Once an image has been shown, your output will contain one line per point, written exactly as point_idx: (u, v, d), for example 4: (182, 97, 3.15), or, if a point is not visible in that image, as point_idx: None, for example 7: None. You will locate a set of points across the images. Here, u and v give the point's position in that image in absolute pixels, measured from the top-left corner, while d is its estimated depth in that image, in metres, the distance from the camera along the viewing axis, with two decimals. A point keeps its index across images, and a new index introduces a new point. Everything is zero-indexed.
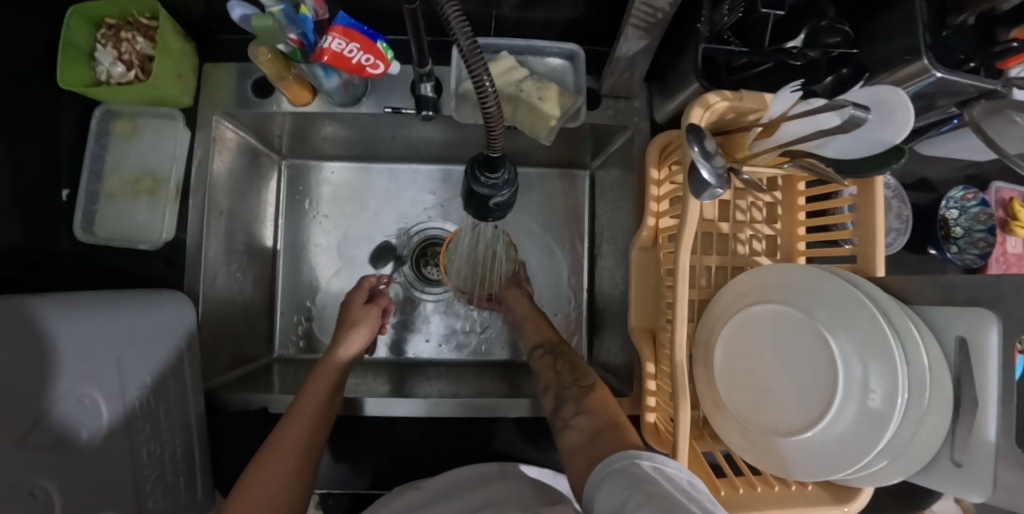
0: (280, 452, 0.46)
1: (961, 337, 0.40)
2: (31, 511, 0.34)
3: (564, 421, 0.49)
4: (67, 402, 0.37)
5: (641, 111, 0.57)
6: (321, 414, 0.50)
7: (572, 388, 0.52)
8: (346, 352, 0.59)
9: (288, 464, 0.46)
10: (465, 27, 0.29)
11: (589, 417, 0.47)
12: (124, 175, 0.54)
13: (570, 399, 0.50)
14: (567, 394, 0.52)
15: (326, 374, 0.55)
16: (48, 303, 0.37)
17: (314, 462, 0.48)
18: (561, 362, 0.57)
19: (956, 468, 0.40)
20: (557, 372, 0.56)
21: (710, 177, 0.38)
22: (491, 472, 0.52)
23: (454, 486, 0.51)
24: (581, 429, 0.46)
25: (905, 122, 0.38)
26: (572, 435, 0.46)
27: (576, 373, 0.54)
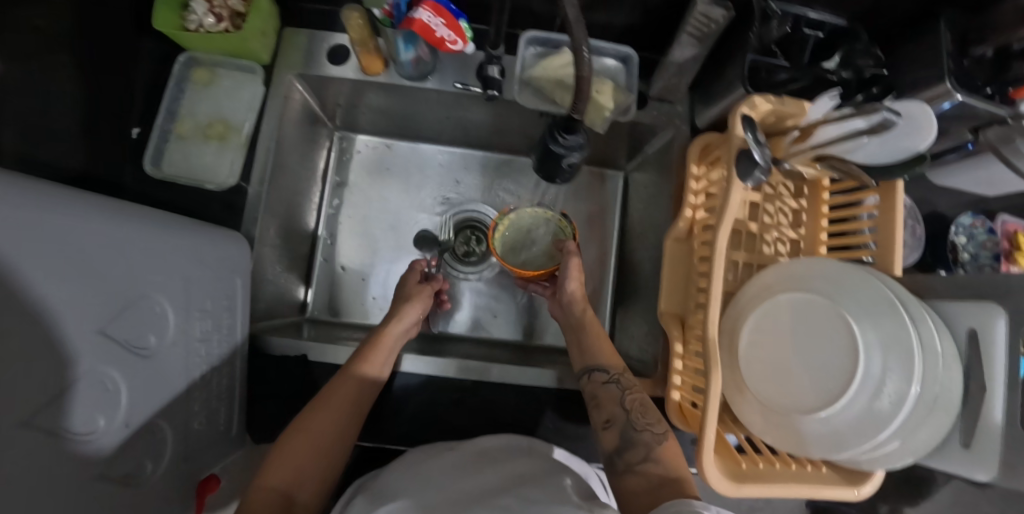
0: (326, 409, 0.48)
1: (972, 329, 0.45)
2: (104, 400, 0.36)
3: (626, 462, 0.49)
4: (139, 307, 0.39)
5: (683, 116, 0.61)
6: (361, 381, 0.51)
7: (644, 431, 0.50)
8: (395, 329, 0.58)
9: (332, 421, 0.48)
10: (579, 18, 0.34)
11: (657, 465, 0.47)
12: (197, 119, 0.56)
13: (641, 442, 0.49)
14: (638, 437, 0.50)
15: (380, 351, 0.54)
16: (138, 215, 0.40)
17: (353, 427, 0.49)
18: (632, 396, 0.54)
19: (965, 450, 0.44)
20: (625, 408, 0.52)
21: (761, 158, 0.45)
22: (505, 449, 0.54)
23: (479, 458, 0.52)
24: (647, 475, 0.47)
25: (926, 136, 0.44)
26: (636, 480, 0.47)
27: (650, 417, 0.51)
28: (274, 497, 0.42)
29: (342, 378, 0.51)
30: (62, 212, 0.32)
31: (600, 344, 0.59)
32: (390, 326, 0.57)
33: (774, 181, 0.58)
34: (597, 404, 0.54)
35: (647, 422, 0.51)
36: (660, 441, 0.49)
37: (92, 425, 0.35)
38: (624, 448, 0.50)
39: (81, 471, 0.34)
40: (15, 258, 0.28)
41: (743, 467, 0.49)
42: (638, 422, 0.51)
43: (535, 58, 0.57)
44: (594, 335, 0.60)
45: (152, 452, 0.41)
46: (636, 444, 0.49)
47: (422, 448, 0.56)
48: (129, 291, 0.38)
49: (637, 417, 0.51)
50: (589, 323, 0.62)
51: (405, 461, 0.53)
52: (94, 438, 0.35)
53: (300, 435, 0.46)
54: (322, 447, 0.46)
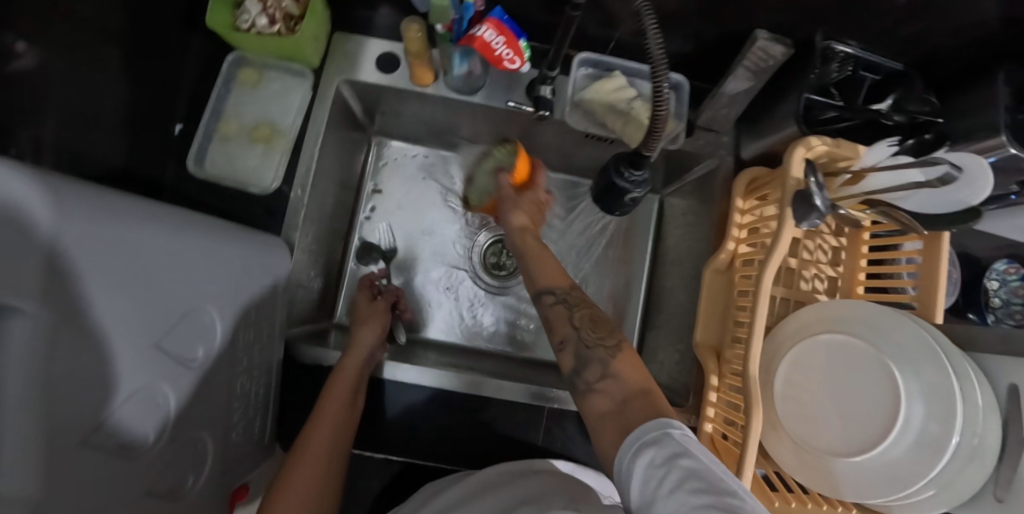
0: (307, 463, 0.48)
1: (1013, 384, 0.45)
2: (154, 415, 0.35)
3: (587, 382, 0.44)
4: (191, 319, 0.38)
5: (728, 147, 0.61)
6: (337, 422, 0.50)
7: (597, 346, 0.46)
8: (355, 355, 0.56)
9: (317, 471, 0.48)
10: (662, 55, 0.34)
11: (615, 382, 0.43)
12: (243, 120, 0.56)
13: (595, 360, 0.45)
14: (591, 353, 0.46)
15: (351, 367, 0.54)
16: (193, 225, 0.39)
17: (337, 466, 0.50)
18: (580, 314, 0.49)
19: (998, 503, 0.45)
20: (574, 325, 0.48)
21: (821, 203, 0.45)
22: (505, 474, 0.55)
23: (484, 488, 0.53)
24: (609, 394, 0.42)
25: (982, 188, 0.43)
26: (600, 400, 0.42)
27: (603, 333, 0.47)
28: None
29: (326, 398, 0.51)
30: (131, 226, 0.31)
31: (543, 265, 0.55)
32: (350, 353, 0.56)
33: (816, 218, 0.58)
34: (551, 328, 0.50)
35: (598, 339, 0.47)
36: (614, 355, 0.45)
37: (143, 439, 0.34)
38: (583, 368, 0.46)
39: (130, 486, 0.33)
40: (80, 276, 0.27)
41: (776, 504, 0.49)
42: (589, 338, 0.47)
43: (587, 80, 0.56)
44: (542, 261, 0.55)
45: (194, 465, 0.41)
46: (592, 362, 0.45)
47: (433, 488, 0.57)
48: (185, 302, 0.38)
49: (587, 334, 0.47)
50: (538, 253, 0.57)
51: (424, 502, 0.55)
52: (142, 453, 0.34)
53: (293, 487, 0.46)
54: (315, 476, 0.47)
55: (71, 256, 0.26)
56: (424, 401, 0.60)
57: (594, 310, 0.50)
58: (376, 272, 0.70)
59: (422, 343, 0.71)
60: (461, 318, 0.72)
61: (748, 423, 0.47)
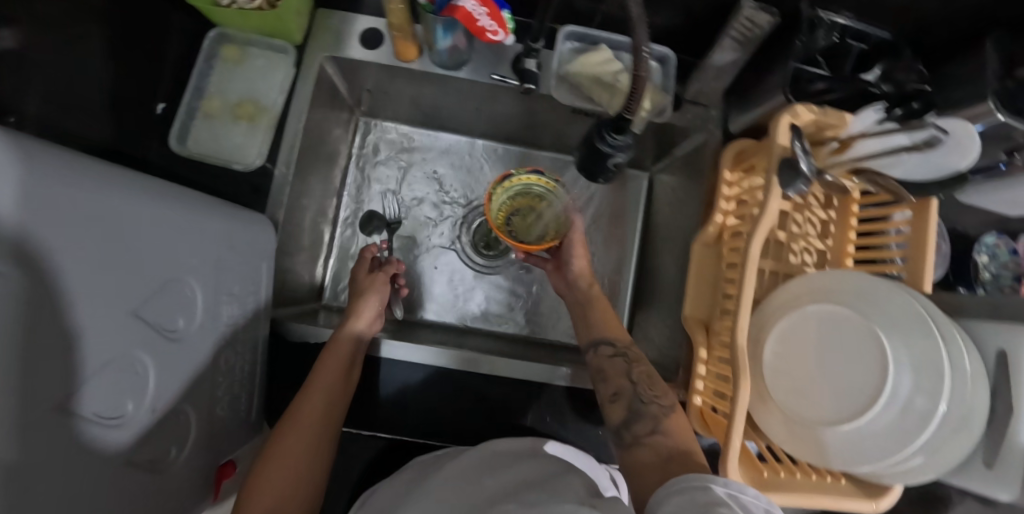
0: (302, 427, 0.47)
1: (1002, 350, 0.45)
2: (133, 384, 0.35)
3: (634, 434, 0.49)
4: (171, 290, 0.38)
5: (716, 120, 0.61)
6: (334, 387, 0.50)
7: (651, 403, 0.51)
8: (356, 326, 0.55)
9: (313, 435, 0.47)
10: (642, 14, 0.33)
11: (664, 438, 0.47)
12: (226, 97, 0.55)
13: (649, 415, 0.50)
14: (646, 409, 0.51)
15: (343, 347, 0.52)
16: (172, 195, 0.39)
17: (334, 434, 0.49)
18: (636, 369, 0.55)
19: (987, 469, 0.45)
20: (631, 380, 0.54)
21: (806, 168, 0.44)
22: (513, 454, 0.55)
23: (489, 464, 0.53)
24: (655, 448, 0.47)
25: (967, 154, 0.45)
26: (645, 453, 0.47)
27: (658, 388, 0.52)
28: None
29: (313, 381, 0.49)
30: (104, 190, 0.31)
31: (608, 319, 0.61)
32: (350, 323, 0.55)
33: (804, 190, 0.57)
34: (604, 378, 0.55)
35: (654, 395, 0.52)
36: (668, 414, 0.50)
37: (121, 409, 0.34)
38: (632, 421, 0.50)
39: (110, 455, 0.33)
40: (55, 241, 0.27)
41: (764, 475, 0.49)
42: (645, 395, 0.52)
43: (573, 54, 0.56)
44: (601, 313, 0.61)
45: (177, 439, 0.41)
46: (644, 417, 0.50)
47: (418, 467, 0.56)
48: (164, 273, 0.37)
49: (643, 389, 0.52)
50: (597, 300, 0.64)
51: (406, 477, 0.56)
52: (123, 423, 0.34)
53: (288, 451, 0.45)
54: (299, 464, 0.45)
55: (47, 218, 0.26)
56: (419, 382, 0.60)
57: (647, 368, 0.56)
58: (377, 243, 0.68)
59: (412, 323, 0.71)
60: (452, 299, 0.72)
61: (736, 393, 0.46)
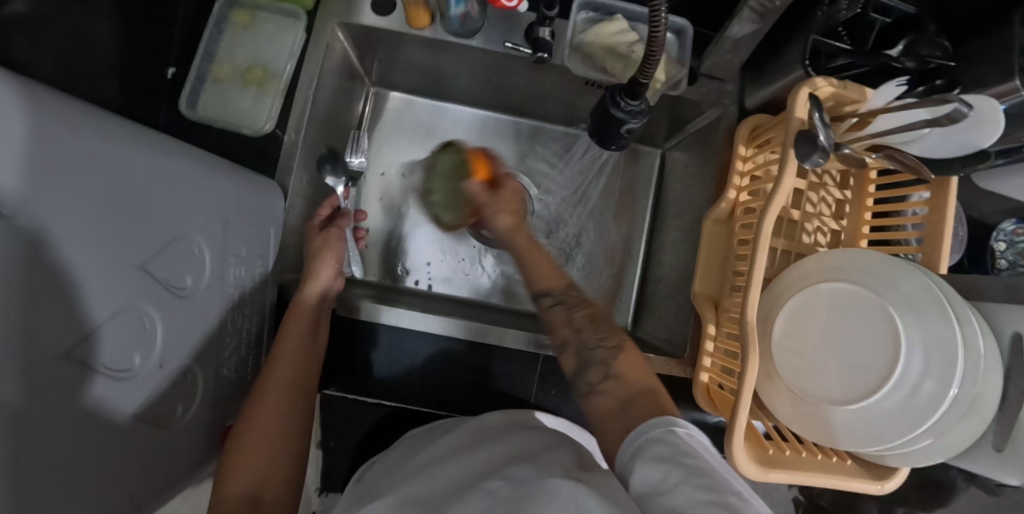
0: (268, 399, 0.47)
1: (1017, 333, 0.44)
2: (141, 337, 0.35)
3: (589, 384, 0.46)
4: (179, 246, 0.38)
5: (732, 96, 0.60)
6: (295, 357, 0.51)
7: (598, 348, 0.47)
8: (311, 293, 0.56)
9: (281, 405, 0.47)
10: None
11: (618, 382, 0.44)
12: (236, 63, 0.55)
13: (598, 360, 0.46)
14: (593, 355, 0.47)
15: (300, 318, 0.54)
16: (182, 154, 0.39)
17: (307, 404, 0.49)
18: (580, 314, 0.50)
19: (997, 453, 0.44)
20: (574, 328, 0.49)
21: (826, 138, 0.43)
22: (499, 427, 0.56)
23: (479, 437, 0.54)
24: (611, 393, 0.43)
25: (992, 131, 0.42)
26: (602, 401, 0.43)
27: (601, 333, 0.48)
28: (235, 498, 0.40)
29: (280, 351, 0.51)
30: (117, 145, 0.31)
31: (536, 266, 0.54)
32: (305, 290, 0.55)
33: (820, 169, 0.56)
34: (553, 328, 0.51)
35: (599, 340, 0.48)
36: (615, 357, 0.46)
37: (129, 362, 0.34)
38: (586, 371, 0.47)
39: (116, 406, 0.34)
40: (64, 195, 0.27)
41: (771, 452, 0.48)
42: (591, 340, 0.48)
43: (589, 24, 0.55)
44: (526, 257, 0.55)
45: (184, 397, 0.42)
46: (594, 363, 0.46)
47: (409, 444, 0.59)
48: (172, 228, 0.37)
49: (588, 335, 0.48)
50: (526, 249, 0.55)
51: (397, 457, 0.56)
52: (131, 376, 0.35)
53: (260, 423, 0.45)
54: (278, 433, 0.45)
55: (52, 168, 0.26)
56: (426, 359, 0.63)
57: (596, 310, 0.51)
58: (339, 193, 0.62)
59: (423, 294, 0.71)
60: (460, 272, 0.72)
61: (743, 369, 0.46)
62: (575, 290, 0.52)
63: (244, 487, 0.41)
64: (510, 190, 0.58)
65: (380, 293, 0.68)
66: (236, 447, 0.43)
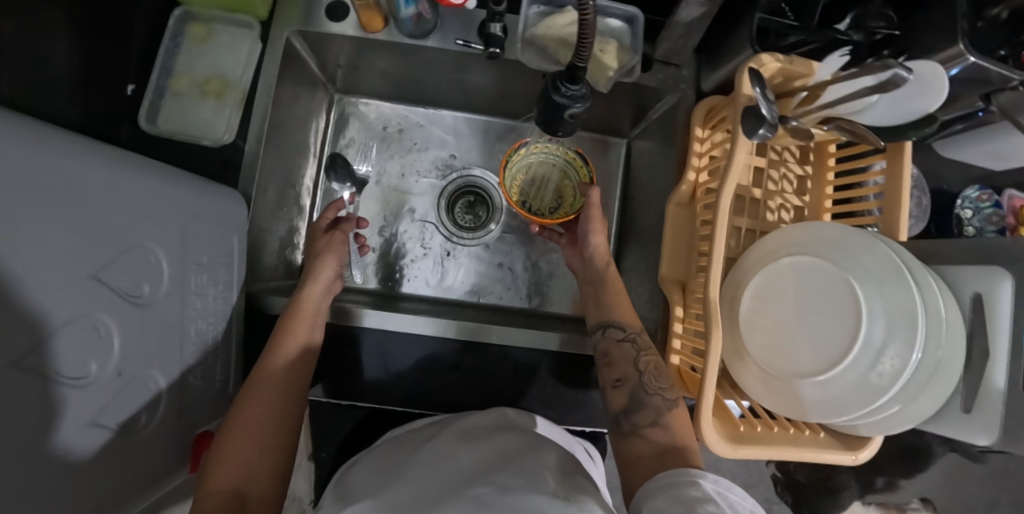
0: (258, 396, 0.48)
1: (978, 294, 0.44)
2: (97, 345, 0.35)
3: (633, 424, 0.48)
4: (134, 254, 0.39)
5: (688, 80, 0.60)
6: (290, 351, 0.51)
7: (657, 395, 0.49)
8: (313, 291, 0.57)
9: (270, 404, 0.48)
10: None
11: (664, 431, 0.47)
12: (194, 75, 0.56)
13: (651, 406, 0.49)
14: (650, 400, 0.49)
15: (302, 318, 0.55)
16: (134, 164, 0.39)
17: (298, 403, 0.50)
18: (647, 358, 0.52)
19: (965, 414, 0.44)
20: (637, 369, 0.51)
21: (768, 113, 0.44)
22: (489, 426, 0.56)
23: (465, 435, 0.54)
24: (653, 440, 0.47)
25: (937, 93, 0.42)
26: (642, 445, 0.47)
27: (664, 380, 0.50)
28: (221, 495, 0.41)
29: (274, 349, 0.51)
30: (64, 155, 0.32)
31: (620, 304, 0.58)
32: (308, 288, 0.57)
33: (779, 146, 0.57)
34: (609, 367, 0.53)
35: (660, 387, 0.50)
36: (671, 408, 0.48)
37: (85, 369, 0.34)
38: (633, 411, 0.50)
39: (75, 415, 0.34)
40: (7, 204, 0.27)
41: (742, 430, 0.48)
42: (651, 386, 0.50)
43: (540, 17, 0.55)
44: (614, 295, 0.59)
45: (147, 404, 0.42)
46: (646, 407, 0.49)
47: (389, 445, 0.59)
48: (125, 237, 0.38)
49: (650, 380, 0.50)
50: (612, 281, 0.60)
51: (378, 460, 0.56)
52: (88, 383, 0.35)
53: (247, 423, 0.46)
54: (266, 433, 0.46)
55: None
56: (402, 360, 0.63)
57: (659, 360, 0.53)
58: (342, 199, 0.67)
59: (398, 297, 0.71)
60: (436, 273, 0.73)
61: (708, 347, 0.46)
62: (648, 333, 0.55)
63: (232, 483, 0.42)
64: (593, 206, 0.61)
65: (355, 297, 0.68)
66: (223, 444, 0.44)
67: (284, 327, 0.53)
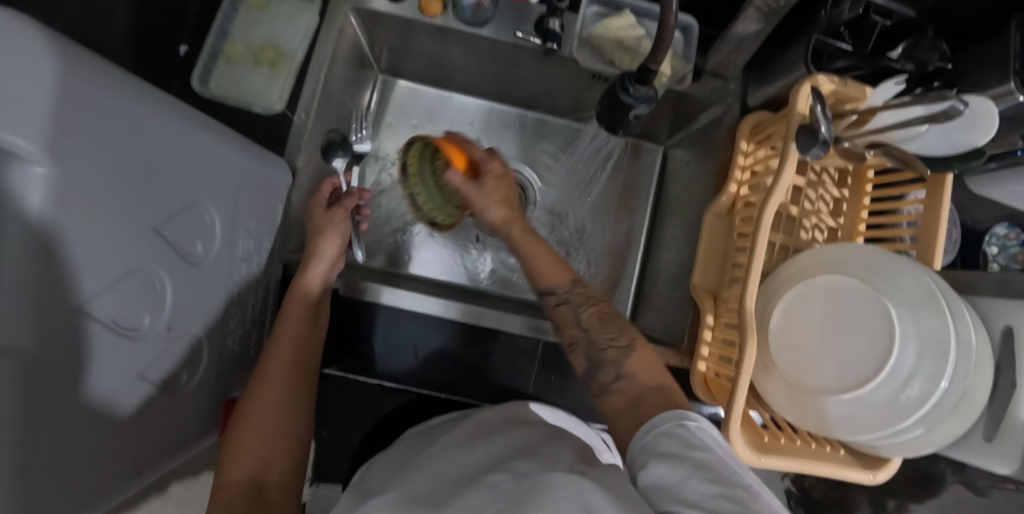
0: (267, 388, 0.47)
1: (1008, 326, 0.46)
2: (150, 298, 0.36)
3: (600, 383, 0.49)
4: (191, 213, 0.39)
5: (736, 94, 0.60)
6: (294, 338, 0.50)
7: (608, 348, 0.49)
8: (317, 270, 0.54)
9: (276, 396, 0.47)
10: None
11: (630, 381, 0.47)
12: (249, 42, 0.56)
13: (608, 361, 0.48)
14: (603, 356, 0.49)
15: (298, 299, 0.52)
16: (198, 123, 0.39)
17: (306, 386, 0.50)
18: (587, 312, 0.52)
19: (986, 443, 0.46)
20: (584, 327, 0.51)
21: (825, 131, 0.44)
22: (500, 423, 0.56)
23: (479, 432, 0.54)
24: (624, 393, 0.47)
25: (986, 132, 0.43)
26: (614, 400, 0.47)
27: (611, 331, 0.50)
28: (243, 484, 0.41)
29: (280, 335, 0.50)
30: (141, 108, 0.32)
31: (541, 260, 0.54)
32: (307, 269, 0.53)
33: (819, 167, 0.57)
34: (559, 326, 0.52)
35: (609, 339, 0.49)
36: (626, 357, 0.48)
37: (137, 322, 0.35)
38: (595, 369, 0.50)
39: (126, 366, 0.34)
40: (87, 156, 0.27)
41: (765, 440, 0.49)
42: (600, 340, 0.49)
43: (597, 18, 0.56)
44: (536, 251, 0.55)
45: (188, 363, 0.42)
46: (604, 364, 0.49)
47: (408, 443, 0.58)
48: (183, 194, 0.38)
49: (596, 335, 0.50)
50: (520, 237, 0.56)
51: (395, 450, 0.56)
52: (140, 335, 0.35)
53: (256, 417, 0.45)
54: (276, 423, 0.45)
55: (81, 122, 0.26)
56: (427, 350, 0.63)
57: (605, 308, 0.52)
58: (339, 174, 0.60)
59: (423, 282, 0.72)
60: (460, 262, 0.73)
61: (741, 357, 0.46)
62: (580, 286, 0.53)
63: (250, 473, 0.42)
64: (493, 177, 0.57)
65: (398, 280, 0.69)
66: (232, 439, 0.44)
67: (283, 316, 0.51)
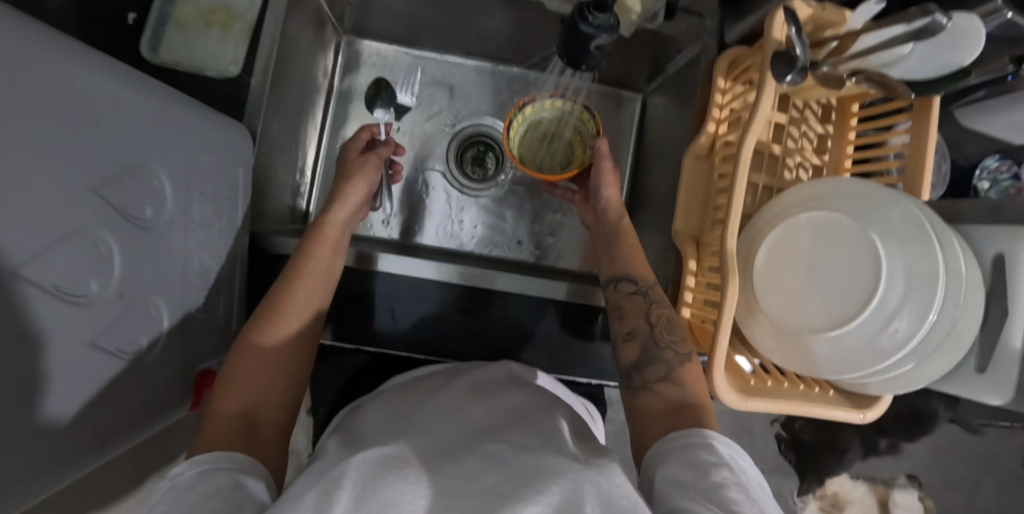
0: (286, 320, 0.46)
1: (999, 254, 0.44)
2: (96, 263, 0.34)
3: (644, 379, 0.47)
4: (136, 174, 0.37)
5: (710, 33, 0.56)
6: (316, 278, 0.50)
7: (668, 348, 0.48)
8: (339, 215, 0.55)
9: (291, 330, 0.46)
10: None
11: (674, 386, 0.45)
12: (198, 5, 0.54)
13: (662, 360, 0.47)
14: (661, 355, 0.48)
15: (327, 239, 0.53)
16: (137, 80, 0.37)
17: (315, 331, 0.49)
18: (659, 311, 0.51)
19: (979, 375, 0.45)
20: (650, 322, 0.50)
21: (801, 55, 0.42)
22: (500, 380, 0.53)
23: (475, 390, 0.50)
24: (665, 397, 0.45)
25: (974, 45, 0.40)
26: (654, 400, 0.45)
27: (676, 334, 0.48)
28: (234, 416, 0.40)
29: (304, 270, 0.50)
30: (61, 57, 0.30)
31: (635, 255, 0.56)
32: (333, 212, 0.54)
33: (801, 102, 0.55)
34: (620, 317, 0.52)
35: (672, 340, 0.48)
36: (683, 363, 0.47)
37: (84, 288, 0.33)
38: (644, 365, 0.48)
39: (77, 333, 0.33)
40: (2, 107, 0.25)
41: (751, 383, 0.48)
42: (663, 339, 0.48)
43: None
44: (627, 247, 0.57)
45: (148, 330, 0.40)
46: (658, 362, 0.47)
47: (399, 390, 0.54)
48: (125, 154, 0.36)
49: (661, 333, 0.49)
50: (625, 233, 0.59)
51: (387, 391, 0.55)
52: (89, 302, 0.34)
53: (265, 348, 0.44)
54: (281, 359, 0.45)
55: None
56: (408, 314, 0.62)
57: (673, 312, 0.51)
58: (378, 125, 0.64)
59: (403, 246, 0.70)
60: (440, 225, 0.71)
61: (722, 299, 0.45)
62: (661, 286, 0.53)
63: (242, 406, 0.41)
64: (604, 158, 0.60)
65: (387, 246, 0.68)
66: (235, 365, 0.43)
67: (306, 253, 0.51)
